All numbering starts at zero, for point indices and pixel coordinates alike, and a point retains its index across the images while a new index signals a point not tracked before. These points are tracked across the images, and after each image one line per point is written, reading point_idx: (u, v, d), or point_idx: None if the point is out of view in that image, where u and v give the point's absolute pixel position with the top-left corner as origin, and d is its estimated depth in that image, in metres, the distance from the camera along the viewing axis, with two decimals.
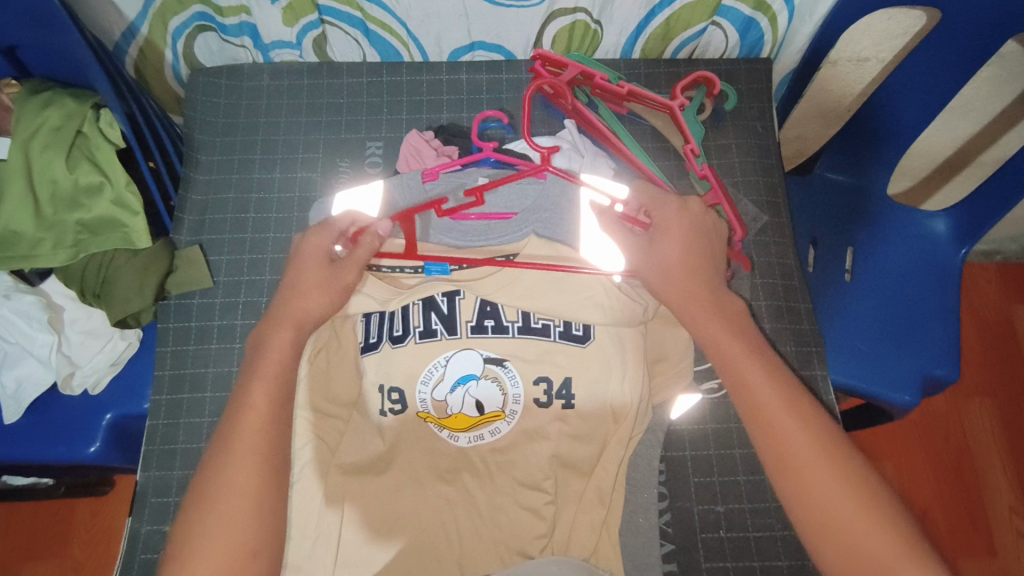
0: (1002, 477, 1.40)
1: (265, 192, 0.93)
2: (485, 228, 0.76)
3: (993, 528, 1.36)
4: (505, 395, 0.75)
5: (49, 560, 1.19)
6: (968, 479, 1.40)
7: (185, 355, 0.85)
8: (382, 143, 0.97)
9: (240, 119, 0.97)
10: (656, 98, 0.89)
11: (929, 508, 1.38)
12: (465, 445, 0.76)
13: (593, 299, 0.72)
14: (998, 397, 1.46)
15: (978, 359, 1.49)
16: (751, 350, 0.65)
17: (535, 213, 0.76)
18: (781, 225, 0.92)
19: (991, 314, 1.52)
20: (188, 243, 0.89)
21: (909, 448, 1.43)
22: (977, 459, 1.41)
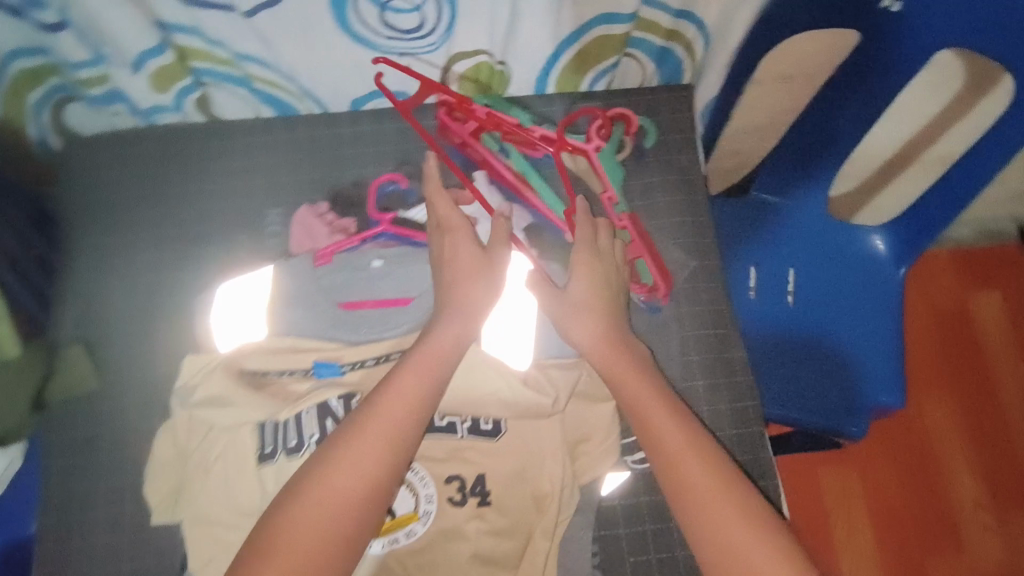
0: (966, 471, 1.38)
1: (155, 274, 0.85)
2: (381, 316, 0.71)
3: (959, 524, 1.35)
4: (415, 495, 0.69)
5: None
6: (932, 478, 1.38)
7: (72, 467, 0.77)
8: (281, 208, 0.89)
9: (122, 193, 0.88)
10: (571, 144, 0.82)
11: (895, 510, 1.36)
12: (379, 551, 0.68)
13: (497, 395, 0.71)
14: (957, 390, 1.44)
15: (935, 351, 1.47)
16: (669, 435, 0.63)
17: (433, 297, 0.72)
18: (713, 269, 0.86)
19: (946, 304, 1.50)
20: (71, 340, 0.82)
21: (871, 450, 1.40)
22: (940, 456, 1.40)
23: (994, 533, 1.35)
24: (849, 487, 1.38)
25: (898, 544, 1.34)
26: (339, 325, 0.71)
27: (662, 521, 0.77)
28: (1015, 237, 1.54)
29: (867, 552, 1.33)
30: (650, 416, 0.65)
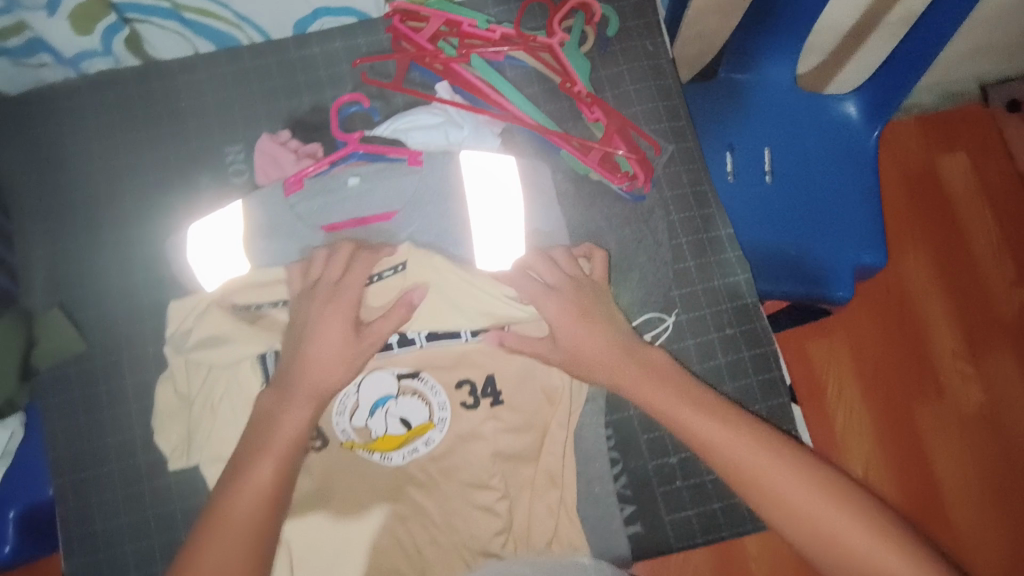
0: (943, 319, 1.34)
1: (121, 230, 0.81)
2: (366, 236, 0.68)
3: (939, 369, 1.32)
4: (429, 405, 0.73)
5: None
6: (913, 333, 1.34)
7: (77, 426, 0.77)
8: (241, 146, 0.84)
9: (66, 151, 0.82)
10: (532, 40, 0.79)
11: (878, 363, 1.32)
12: (400, 463, 0.73)
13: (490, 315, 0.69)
14: (933, 247, 1.38)
15: (905, 211, 1.40)
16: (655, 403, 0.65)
17: (417, 209, 0.68)
18: (693, 150, 0.84)
19: (915, 165, 1.42)
20: (47, 306, 0.79)
21: (854, 311, 1.36)
22: (921, 311, 1.35)
23: (977, 381, 1.31)
24: (829, 347, 1.34)
25: (883, 394, 1.31)
26: (324, 249, 0.68)
27: None
28: (981, 98, 1.45)
29: (854, 405, 1.30)
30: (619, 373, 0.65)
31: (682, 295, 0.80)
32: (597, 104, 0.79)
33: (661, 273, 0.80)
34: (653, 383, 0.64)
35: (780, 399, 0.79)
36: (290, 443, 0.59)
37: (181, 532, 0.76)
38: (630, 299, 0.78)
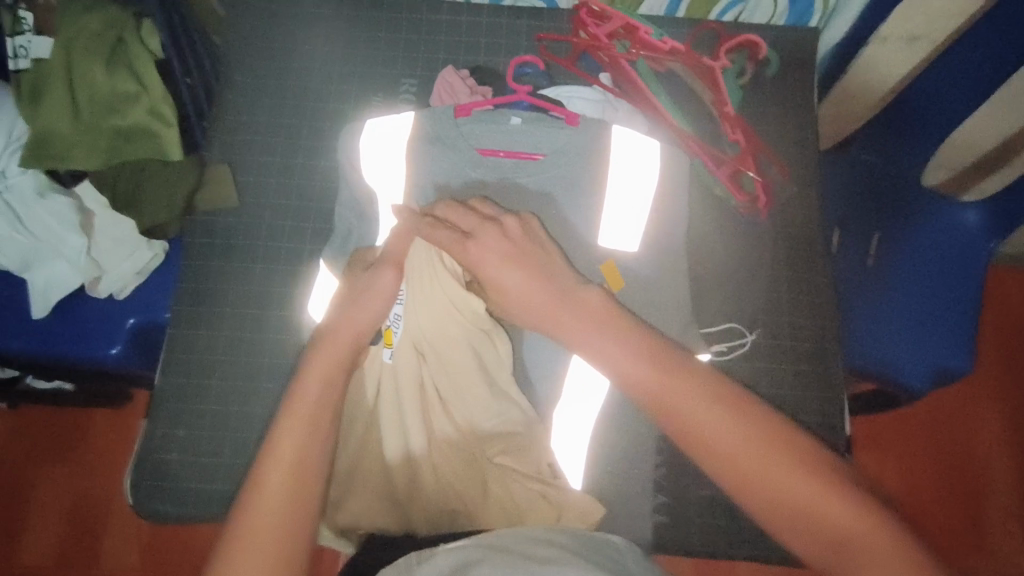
0: (1005, 480, 1.22)
1: (297, 118, 0.93)
2: (514, 165, 0.75)
3: (987, 528, 1.20)
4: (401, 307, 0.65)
5: (66, 463, 1.29)
6: (967, 478, 1.23)
7: (207, 266, 0.87)
8: (417, 80, 0.96)
9: (276, 43, 0.96)
10: (701, 60, 0.87)
11: (922, 501, 1.22)
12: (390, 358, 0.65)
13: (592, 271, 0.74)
14: (1009, 398, 1.27)
15: (993, 359, 1.30)
16: (643, 365, 0.53)
17: (563, 156, 0.75)
18: (811, 196, 0.88)
19: (1013, 316, 1.32)
20: (217, 161, 0.91)
21: (910, 438, 1.26)
22: (981, 462, 1.24)
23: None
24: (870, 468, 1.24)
25: (920, 534, 1.20)
26: (476, 167, 0.75)
27: None
28: None
29: None
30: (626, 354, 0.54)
31: (768, 319, 0.82)
32: (739, 127, 0.85)
33: (754, 293, 0.83)
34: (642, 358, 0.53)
35: (835, 445, 0.79)
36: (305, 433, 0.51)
37: (261, 385, 0.83)
38: (717, 306, 0.82)
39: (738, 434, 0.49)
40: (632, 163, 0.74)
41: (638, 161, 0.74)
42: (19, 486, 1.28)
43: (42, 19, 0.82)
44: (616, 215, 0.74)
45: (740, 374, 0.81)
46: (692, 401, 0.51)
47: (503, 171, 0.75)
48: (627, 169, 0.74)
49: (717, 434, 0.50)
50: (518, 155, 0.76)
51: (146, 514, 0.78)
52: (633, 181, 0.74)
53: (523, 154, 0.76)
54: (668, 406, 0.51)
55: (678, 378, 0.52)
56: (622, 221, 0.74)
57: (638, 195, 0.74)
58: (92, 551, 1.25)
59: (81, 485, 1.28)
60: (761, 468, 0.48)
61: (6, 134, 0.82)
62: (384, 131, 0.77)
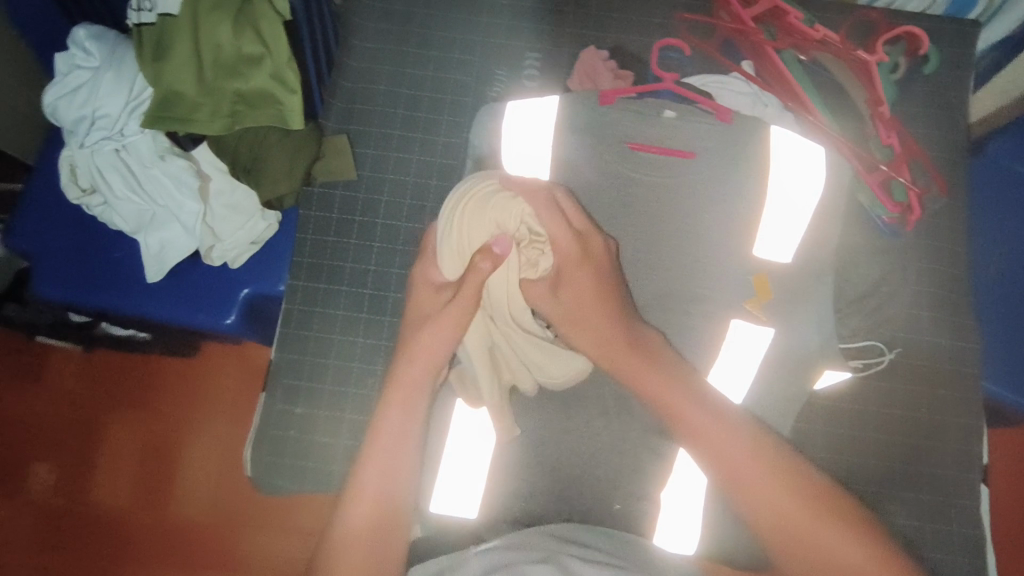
0: None
1: (415, 89, 0.89)
2: (664, 163, 0.71)
3: None
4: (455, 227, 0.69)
5: (137, 409, 1.18)
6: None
7: (325, 241, 0.85)
8: (541, 56, 0.90)
9: (396, 6, 0.91)
10: (855, 53, 0.81)
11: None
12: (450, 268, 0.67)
13: (739, 283, 0.70)
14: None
15: None
16: (744, 453, 0.57)
17: (721, 156, 0.70)
18: (960, 209, 0.83)
19: None
20: (335, 130, 0.87)
21: None
22: None
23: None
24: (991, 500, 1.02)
25: None
26: (623, 161, 0.71)
27: (857, 431, 0.78)
28: None
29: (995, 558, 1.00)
30: (735, 460, 0.57)
31: (907, 337, 0.79)
32: (895, 130, 0.80)
33: (895, 311, 0.79)
34: (751, 450, 0.57)
35: (968, 474, 0.76)
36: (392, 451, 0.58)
37: (378, 367, 0.82)
38: (856, 325, 0.78)
39: (758, 464, 0.57)
40: (794, 168, 0.69)
41: (799, 166, 0.69)
42: (84, 426, 1.17)
43: None
44: (774, 225, 0.70)
45: (874, 393, 0.78)
46: (780, 497, 0.55)
47: (653, 167, 0.71)
48: (789, 175, 0.69)
49: (817, 534, 0.54)
50: (669, 148, 0.71)
51: (268, 489, 0.79)
52: (795, 189, 0.69)
53: (675, 149, 0.71)
54: (775, 507, 0.55)
55: (770, 473, 0.56)
56: (784, 234, 0.70)
57: (802, 203, 0.69)
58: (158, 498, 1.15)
59: (153, 433, 1.18)
60: (776, 499, 0.55)
61: (128, 92, 0.78)
62: (526, 115, 0.72)
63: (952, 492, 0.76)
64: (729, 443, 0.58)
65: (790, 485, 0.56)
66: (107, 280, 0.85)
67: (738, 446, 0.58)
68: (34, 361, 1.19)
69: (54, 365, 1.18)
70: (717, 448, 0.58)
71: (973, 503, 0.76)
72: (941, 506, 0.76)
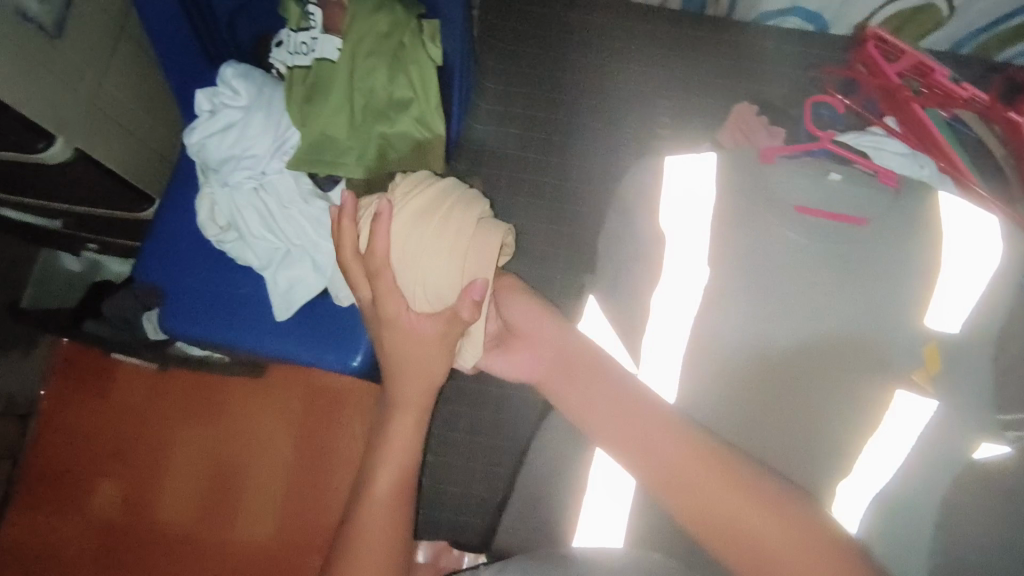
0: None
1: (546, 132, 0.88)
2: (834, 229, 0.70)
3: None
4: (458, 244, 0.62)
5: (204, 425, 1.17)
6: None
7: None
8: (671, 104, 0.89)
9: (527, 49, 0.90)
10: (1008, 112, 0.79)
11: None
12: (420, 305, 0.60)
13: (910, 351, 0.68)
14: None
15: None
16: (693, 452, 0.54)
17: (892, 222, 0.69)
18: None
19: None
20: (467, 173, 0.86)
21: None
22: None
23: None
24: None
25: None
26: (793, 228, 0.70)
27: None
28: None
29: None
30: (684, 478, 0.54)
31: None
32: None
33: None
34: (683, 446, 0.55)
35: None
36: (395, 473, 0.59)
37: None
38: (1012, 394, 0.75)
39: (699, 462, 0.54)
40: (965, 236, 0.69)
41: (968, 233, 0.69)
42: (149, 437, 1.17)
43: (329, 15, 0.76)
44: (945, 296, 0.68)
45: None
46: (731, 501, 0.52)
47: (823, 235, 0.70)
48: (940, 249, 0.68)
49: (759, 533, 0.50)
50: (841, 215, 0.70)
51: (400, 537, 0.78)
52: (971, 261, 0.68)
53: (846, 217, 0.70)
54: (706, 502, 0.53)
55: (717, 479, 0.53)
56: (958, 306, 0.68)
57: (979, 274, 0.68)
58: (224, 512, 1.14)
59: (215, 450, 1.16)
60: (712, 493, 0.53)
61: (275, 133, 0.78)
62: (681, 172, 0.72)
63: None
64: (677, 448, 0.55)
65: (747, 490, 0.52)
66: (232, 316, 0.84)
67: (687, 450, 0.55)
68: (102, 376, 1.19)
69: (121, 382, 1.18)
70: (656, 452, 0.56)
71: None
72: None
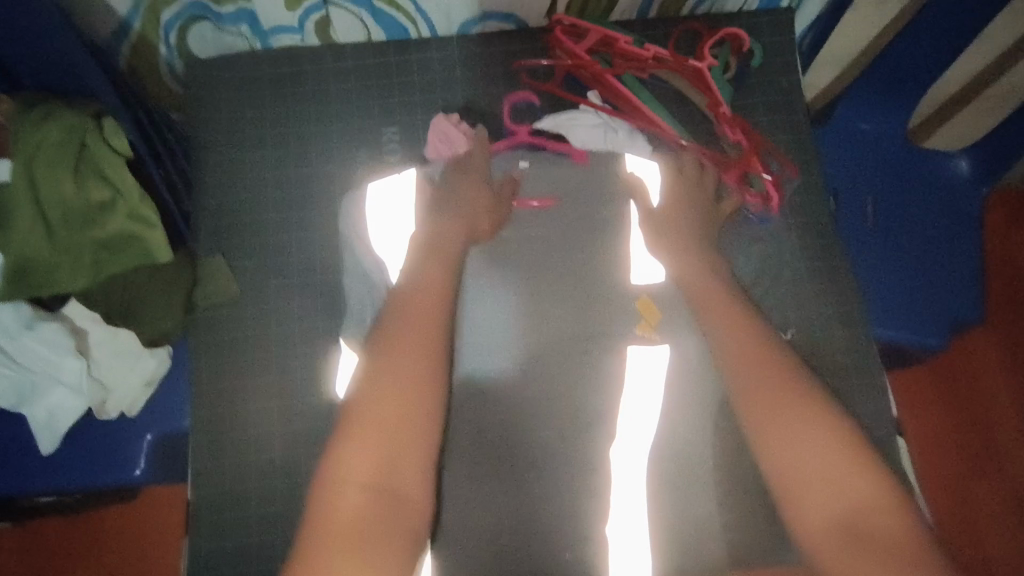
0: None
1: (284, 189, 0.89)
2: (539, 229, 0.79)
3: None
4: None
5: None
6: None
7: (219, 364, 0.83)
8: (397, 128, 0.91)
9: (244, 112, 0.90)
10: (687, 62, 0.86)
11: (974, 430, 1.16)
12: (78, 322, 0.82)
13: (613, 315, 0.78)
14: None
15: None
16: (818, 411, 0.62)
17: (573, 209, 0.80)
18: (815, 182, 0.90)
19: None
20: (207, 251, 0.86)
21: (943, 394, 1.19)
22: None
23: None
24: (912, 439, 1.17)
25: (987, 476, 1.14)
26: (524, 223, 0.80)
27: None
28: None
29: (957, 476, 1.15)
30: (788, 408, 0.62)
31: (799, 317, 0.85)
32: (740, 126, 0.85)
33: (782, 292, 0.86)
34: (776, 400, 0.63)
35: (883, 428, 0.82)
36: (379, 437, 0.57)
37: (298, 504, 0.79)
38: (752, 312, 0.84)
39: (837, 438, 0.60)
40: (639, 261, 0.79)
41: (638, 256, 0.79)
42: None
43: None
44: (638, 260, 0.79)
45: None
46: (836, 459, 0.59)
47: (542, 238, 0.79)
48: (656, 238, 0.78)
49: (849, 475, 0.58)
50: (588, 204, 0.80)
51: None
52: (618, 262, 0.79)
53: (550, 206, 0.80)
54: (793, 438, 0.61)
55: (807, 423, 0.61)
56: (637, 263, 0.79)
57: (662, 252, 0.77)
58: None
59: None
60: (797, 438, 0.61)
61: None
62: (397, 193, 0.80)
63: None
64: (800, 420, 0.61)
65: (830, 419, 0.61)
66: (8, 467, 0.80)
67: (822, 426, 0.61)
68: None
69: None
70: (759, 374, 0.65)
71: (898, 455, 0.81)
72: None
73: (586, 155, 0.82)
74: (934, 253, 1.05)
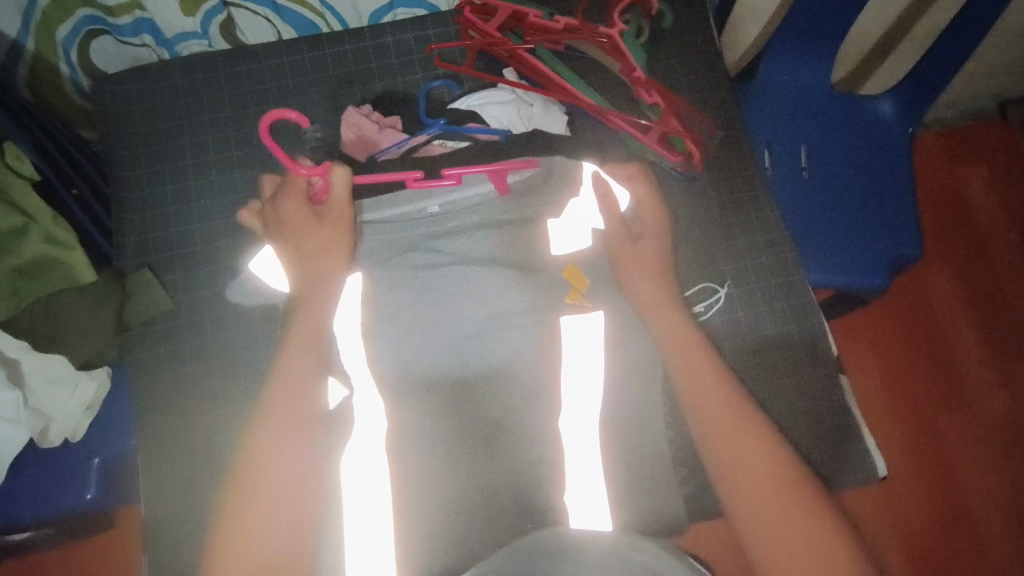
0: (967, 330, 1.34)
1: (210, 197, 0.87)
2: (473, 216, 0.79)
3: (966, 383, 1.31)
4: None
5: None
6: (990, 374, 1.31)
7: (158, 382, 0.82)
8: (318, 125, 0.90)
9: (158, 124, 0.89)
10: (598, 30, 0.85)
11: (906, 373, 1.32)
12: None
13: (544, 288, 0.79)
14: (960, 270, 1.37)
15: (933, 226, 1.40)
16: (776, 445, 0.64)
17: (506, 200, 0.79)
18: (738, 137, 0.91)
19: (936, 181, 1.42)
20: (136, 267, 0.85)
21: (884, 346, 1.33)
22: (944, 330, 1.34)
23: (996, 479, 1.25)
24: (864, 362, 1.33)
25: (920, 414, 1.29)
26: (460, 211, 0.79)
27: (749, 362, 0.84)
28: (996, 114, 1.44)
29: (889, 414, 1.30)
30: (749, 447, 0.64)
31: (733, 271, 0.86)
32: (655, 88, 0.84)
33: (715, 248, 0.87)
34: (732, 430, 0.65)
35: (824, 370, 0.84)
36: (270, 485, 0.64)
37: None
38: (686, 270, 0.85)
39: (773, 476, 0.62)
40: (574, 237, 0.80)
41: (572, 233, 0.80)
42: None
43: None
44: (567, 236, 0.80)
45: (723, 329, 0.85)
46: (787, 500, 0.61)
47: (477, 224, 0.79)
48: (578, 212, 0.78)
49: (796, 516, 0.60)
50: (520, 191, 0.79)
51: None
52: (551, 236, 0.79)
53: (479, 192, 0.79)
54: (746, 471, 0.63)
55: (760, 457, 0.63)
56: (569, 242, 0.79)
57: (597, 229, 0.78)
58: None
59: None
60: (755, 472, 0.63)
61: None
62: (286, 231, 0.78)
63: (801, 393, 0.83)
64: (759, 454, 0.63)
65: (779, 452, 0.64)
66: None
67: (762, 451, 0.64)
68: None
69: None
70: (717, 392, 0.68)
71: (841, 394, 0.83)
72: (813, 405, 0.83)
73: (505, 134, 0.80)
74: (869, 197, 1.07)
